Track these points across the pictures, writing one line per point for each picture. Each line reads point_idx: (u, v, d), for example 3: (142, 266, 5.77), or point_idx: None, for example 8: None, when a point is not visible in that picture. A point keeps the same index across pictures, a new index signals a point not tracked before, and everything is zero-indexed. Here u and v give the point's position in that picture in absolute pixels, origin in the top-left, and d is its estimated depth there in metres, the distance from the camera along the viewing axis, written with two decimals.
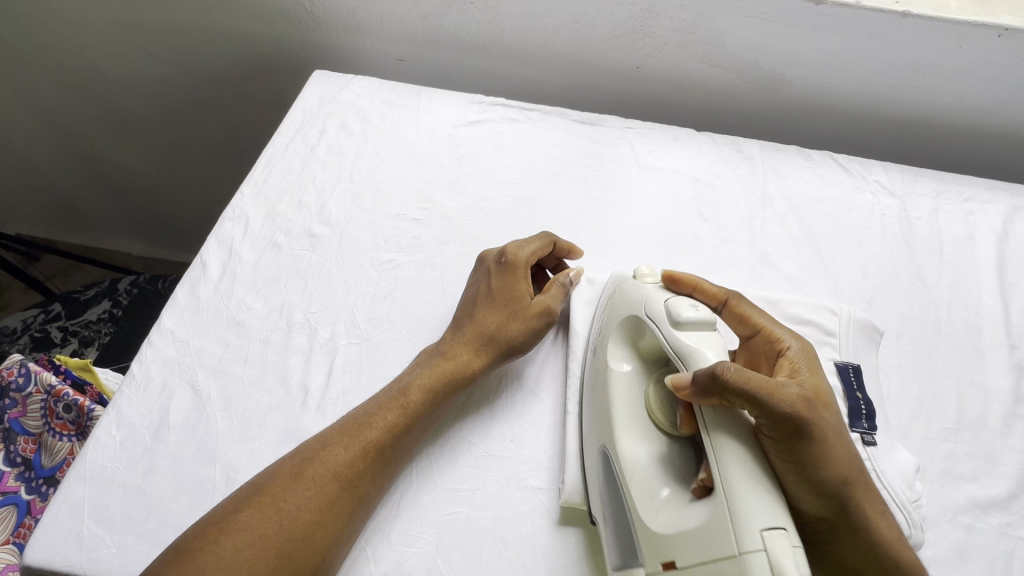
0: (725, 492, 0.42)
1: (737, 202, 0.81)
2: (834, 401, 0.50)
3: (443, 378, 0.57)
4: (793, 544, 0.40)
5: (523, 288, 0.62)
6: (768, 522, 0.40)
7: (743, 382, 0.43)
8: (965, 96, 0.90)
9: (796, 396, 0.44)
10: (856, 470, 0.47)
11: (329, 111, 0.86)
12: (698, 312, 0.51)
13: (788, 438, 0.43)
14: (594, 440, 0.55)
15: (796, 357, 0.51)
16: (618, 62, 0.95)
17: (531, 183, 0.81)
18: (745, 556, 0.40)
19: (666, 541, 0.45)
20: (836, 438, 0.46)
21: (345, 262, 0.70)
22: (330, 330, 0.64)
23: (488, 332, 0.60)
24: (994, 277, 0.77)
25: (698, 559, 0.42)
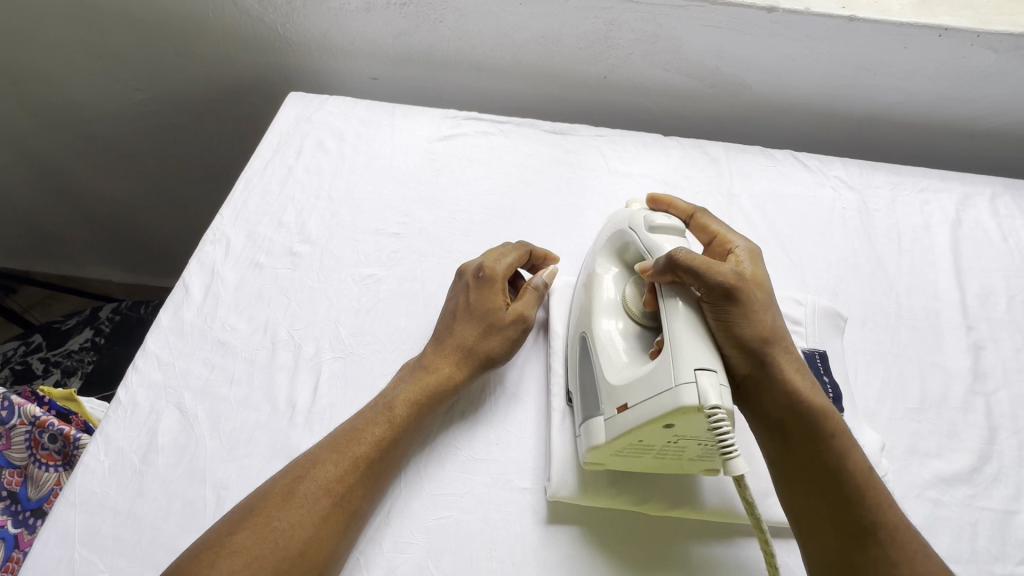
0: (671, 345, 0.49)
1: (704, 203, 0.85)
2: (770, 286, 0.57)
3: (427, 392, 0.58)
4: (719, 382, 0.47)
5: (500, 301, 0.64)
6: (700, 363, 0.48)
7: (689, 258, 0.51)
8: (915, 92, 0.94)
9: (728, 271, 0.52)
10: (781, 337, 0.54)
11: (305, 132, 0.88)
12: (669, 220, 0.59)
13: (717, 302, 0.51)
14: (576, 329, 0.62)
15: (741, 251, 0.59)
16: (586, 73, 0.98)
17: (506, 194, 0.83)
18: (680, 387, 0.47)
19: (620, 388, 0.52)
20: (760, 304, 0.53)
21: (327, 278, 0.72)
22: (315, 345, 0.66)
23: (467, 344, 0.61)
24: (950, 263, 0.81)
25: (643, 396, 0.49)
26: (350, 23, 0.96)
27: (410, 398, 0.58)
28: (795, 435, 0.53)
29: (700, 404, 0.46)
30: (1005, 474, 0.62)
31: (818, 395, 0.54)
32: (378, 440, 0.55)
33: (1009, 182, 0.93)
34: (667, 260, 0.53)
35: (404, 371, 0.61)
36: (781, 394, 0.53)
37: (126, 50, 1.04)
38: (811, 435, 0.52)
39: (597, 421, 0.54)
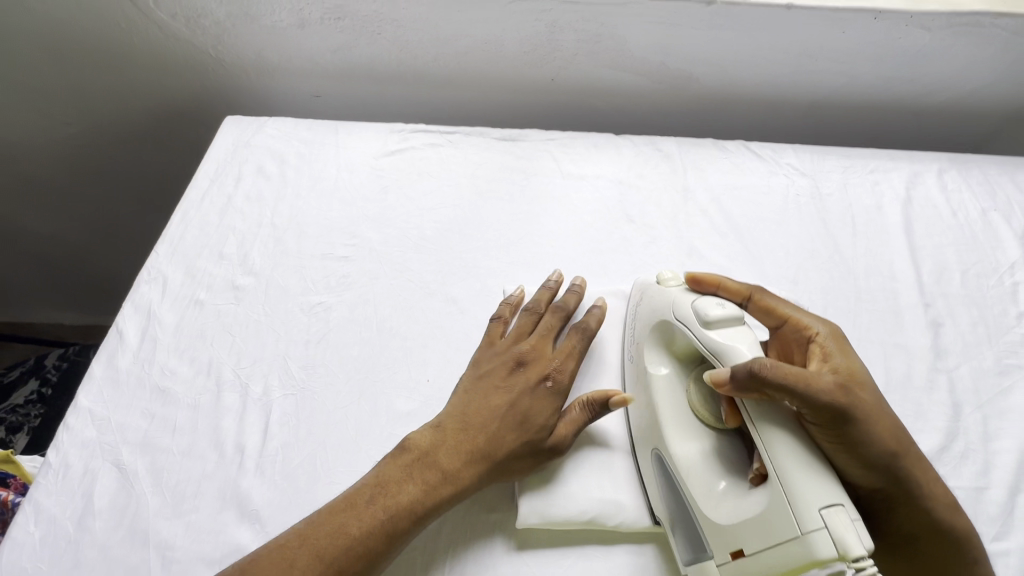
0: (781, 479, 0.41)
1: (660, 200, 0.84)
2: (870, 379, 0.49)
3: (430, 496, 0.49)
4: (852, 518, 0.39)
5: (545, 411, 0.55)
6: (828, 499, 0.40)
7: (781, 373, 0.42)
8: (857, 75, 0.95)
9: (830, 382, 0.43)
10: (903, 441, 0.47)
11: (244, 157, 0.84)
12: (725, 309, 0.50)
13: (829, 419, 0.43)
14: (646, 445, 0.54)
15: (825, 342, 0.50)
16: (533, 77, 0.97)
17: (458, 206, 0.81)
18: (809, 537, 0.39)
19: (730, 529, 0.44)
20: (878, 414, 0.45)
21: (273, 310, 0.68)
22: (263, 384, 0.62)
23: (496, 455, 0.52)
24: (904, 242, 0.82)
25: (765, 547, 0.42)
26: (285, 40, 0.92)
27: (413, 505, 0.49)
28: (930, 541, 0.48)
29: (842, 558, 0.38)
30: (972, 450, 0.63)
31: (939, 494, 0.48)
32: (365, 548, 0.46)
33: (955, 158, 0.95)
34: (753, 373, 0.43)
35: (398, 458, 0.51)
36: (913, 505, 0.47)
37: (50, 84, 0.98)
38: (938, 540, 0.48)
39: (709, 564, 0.46)
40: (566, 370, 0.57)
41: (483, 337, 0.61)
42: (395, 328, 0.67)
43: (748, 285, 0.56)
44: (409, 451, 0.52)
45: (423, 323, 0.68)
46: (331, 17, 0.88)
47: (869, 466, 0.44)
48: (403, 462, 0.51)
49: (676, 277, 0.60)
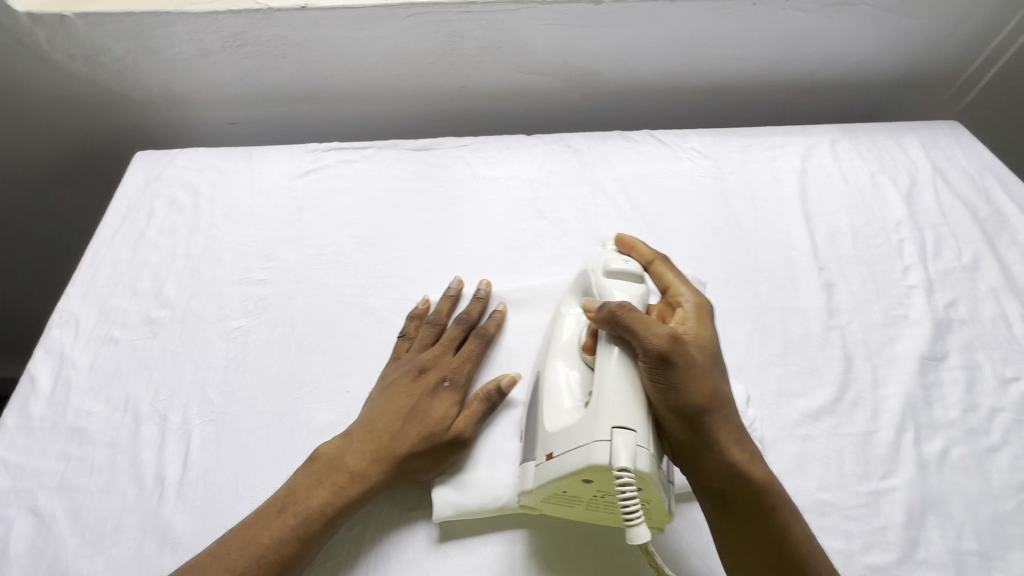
0: (598, 397, 0.47)
1: (570, 194, 0.87)
2: (715, 349, 0.52)
3: (337, 498, 0.52)
4: (639, 443, 0.44)
5: (443, 408, 0.58)
6: (621, 422, 0.45)
7: (628, 313, 0.49)
8: (749, 59, 1.01)
9: (665, 331, 0.48)
10: (723, 407, 0.49)
11: (156, 191, 0.84)
12: (627, 265, 0.57)
13: (654, 364, 0.47)
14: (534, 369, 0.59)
15: (688, 311, 0.54)
16: (443, 86, 0.99)
17: (373, 219, 0.82)
18: (594, 443, 0.45)
19: (551, 434, 0.49)
20: (699, 370, 0.48)
21: (190, 339, 0.69)
22: (181, 414, 0.63)
23: (395, 454, 0.55)
24: (800, 212, 0.87)
25: (565, 448, 0.47)
26: (190, 71, 0.92)
27: (320, 505, 0.52)
28: (749, 517, 0.48)
29: (610, 465, 0.43)
30: (863, 398, 0.67)
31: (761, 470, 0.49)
32: (275, 556, 0.49)
33: (846, 128, 1.01)
34: (606, 307, 0.50)
35: (310, 467, 0.55)
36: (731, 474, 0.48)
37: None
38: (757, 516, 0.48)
39: (529, 465, 0.51)
40: (461, 370, 0.61)
41: (404, 338, 0.66)
42: (313, 344, 0.69)
43: (653, 251, 0.61)
44: (319, 460, 0.55)
45: (342, 336, 0.70)
46: (233, 45, 0.89)
47: (684, 419, 0.47)
48: (313, 470, 0.54)
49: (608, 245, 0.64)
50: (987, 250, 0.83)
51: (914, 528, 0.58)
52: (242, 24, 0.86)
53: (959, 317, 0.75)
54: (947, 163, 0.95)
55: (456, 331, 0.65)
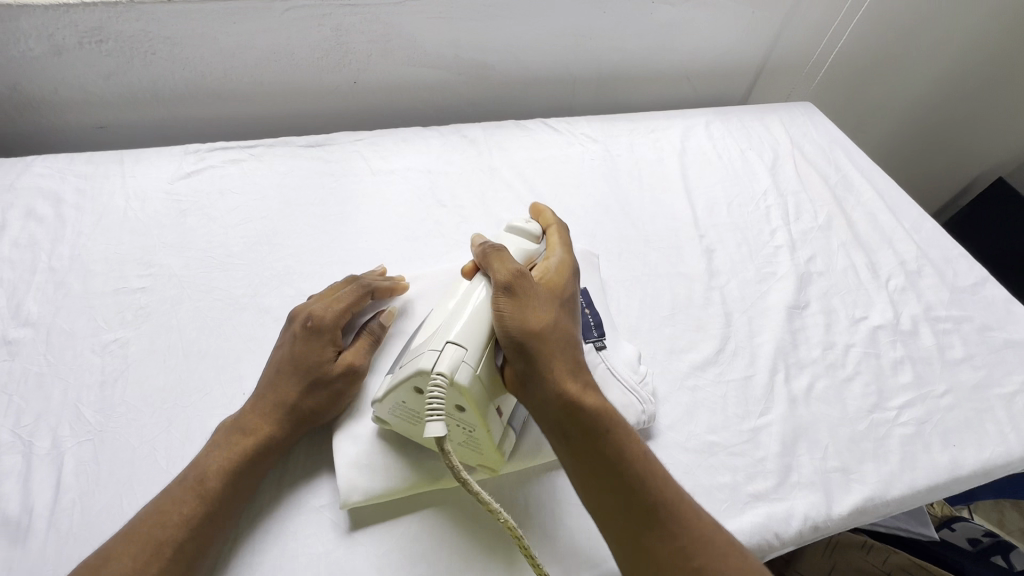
0: (454, 317, 0.54)
1: (469, 181, 0.89)
2: (565, 299, 0.58)
3: (233, 451, 0.54)
4: (465, 360, 0.51)
5: (318, 350, 0.58)
6: (460, 339, 0.52)
7: (489, 251, 0.58)
8: (628, 50, 1.08)
9: (513, 269, 0.56)
10: (565, 346, 0.53)
11: (8, 202, 0.76)
12: (528, 224, 0.64)
13: (498, 298, 0.54)
14: None
15: (549, 260, 0.61)
16: (333, 82, 0.97)
17: (266, 218, 0.79)
18: (428, 351, 0.52)
19: (412, 348, 0.56)
20: (536, 301, 0.54)
21: (58, 358, 0.63)
22: (51, 437, 0.57)
23: (266, 384, 0.58)
24: (681, 187, 0.94)
25: (411, 356, 0.54)
26: (42, 71, 0.84)
27: (217, 463, 0.53)
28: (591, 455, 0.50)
29: (430, 369, 0.50)
30: (741, 347, 0.74)
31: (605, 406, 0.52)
32: (179, 515, 0.50)
33: (718, 111, 1.11)
34: (483, 246, 0.59)
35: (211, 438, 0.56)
36: (574, 412, 0.51)
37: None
38: (590, 433, 0.50)
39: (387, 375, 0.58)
40: (326, 312, 0.60)
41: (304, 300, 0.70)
42: (204, 349, 0.65)
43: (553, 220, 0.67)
44: (218, 429, 0.57)
45: (235, 338, 0.67)
46: (91, 41, 0.82)
47: (518, 347, 0.52)
48: (214, 439, 0.56)
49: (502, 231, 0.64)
50: (837, 210, 0.94)
51: (788, 455, 0.65)
52: (100, 19, 0.80)
53: (817, 270, 0.85)
54: (803, 138, 1.07)
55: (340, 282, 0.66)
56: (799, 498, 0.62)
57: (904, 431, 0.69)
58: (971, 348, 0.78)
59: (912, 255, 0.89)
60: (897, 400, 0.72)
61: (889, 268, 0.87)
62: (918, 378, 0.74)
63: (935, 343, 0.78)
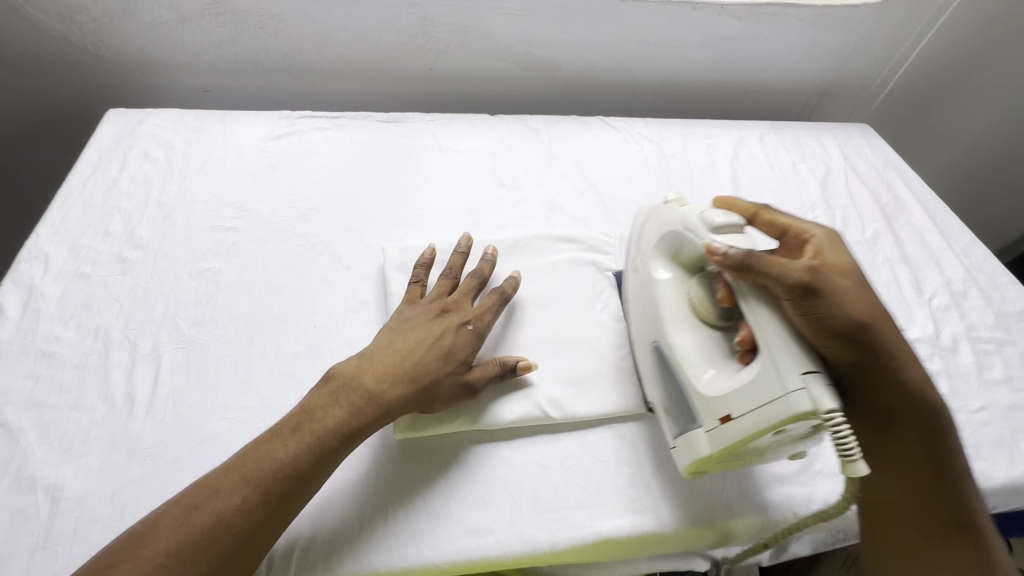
0: (769, 358, 0.53)
1: (528, 166, 0.95)
2: (856, 269, 0.58)
3: (357, 417, 0.56)
4: (823, 383, 0.51)
5: (462, 307, 0.66)
6: (807, 368, 0.51)
7: (764, 260, 0.55)
8: (691, 61, 1.13)
9: (802, 268, 0.54)
10: (876, 311, 0.57)
11: (129, 144, 0.86)
12: (727, 217, 0.61)
13: (801, 305, 0.54)
14: (648, 338, 0.66)
15: (821, 241, 0.59)
16: (413, 67, 1.06)
17: (344, 180, 0.88)
18: (793, 393, 0.50)
19: (720, 400, 0.56)
20: (843, 293, 0.55)
21: (162, 277, 0.72)
22: (152, 341, 0.66)
23: (394, 346, 0.61)
24: (731, 191, 0.98)
25: (744, 408, 0.53)
26: (165, 36, 0.96)
27: (339, 424, 0.55)
28: (902, 412, 0.58)
29: (816, 410, 0.50)
30: None
31: (916, 369, 0.58)
32: (294, 465, 0.52)
33: (774, 124, 1.13)
34: (735, 258, 0.56)
35: (324, 388, 0.58)
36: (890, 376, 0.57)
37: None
38: (915, 425, 0.58)
39: (697, 433, 0.58)
40: (471, 281, 0.69)
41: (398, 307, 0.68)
42: (283, 285, 0.73)
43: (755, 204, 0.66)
44: (333, 382, 0.58)
45: (311, 279, 0.74)
46: (211, 12, 0.93)
47: (844, 342, 0.54)
48: (329, 389, 0.58)
49: (681, 199, 0.68)
50: (885, 228, 0.95)
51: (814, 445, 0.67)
52: None
53: None
54: (857, 157, 1.08)
55: (456, 258, 0.72)
56: (821, 485, 0.64)
57: None
58: (1012, 370, 0.78)
59: (959, 276, 0.89)
60: None
61: (934, 286, 0.87)
62: (953, 392, 0.75)
63: (975, 362, 0.78)
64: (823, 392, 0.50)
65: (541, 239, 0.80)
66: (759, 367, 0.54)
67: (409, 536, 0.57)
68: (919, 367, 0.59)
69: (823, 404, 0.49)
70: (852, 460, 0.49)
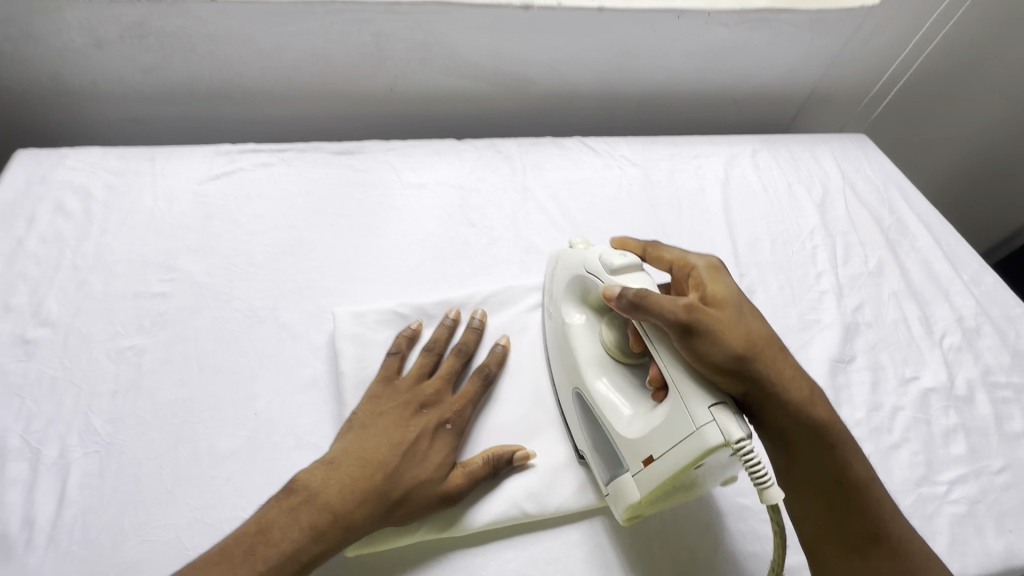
0: (678, 392, 0.50)
1: (500, 201, 0.85)
2: (735, 298, 0.56)
3: (318, 544, 0.48)
4: (734, 414, 0.48)
5: (442, 403, 0.58)
6: (713, 400, 0.48)
7: (648, 296, 0.51)
8: (676, 71, 1.04)
9: (682, 304, 0.51)
10: (755, 338, 0.53)
11: (39, 195, 0.75)
12: (627, 257, 0.57)
13: (686, 340, 0.50)
14: (567, 384, 0.61)
15: (700, 272, 0.58)
16: (370, 88, 0.95)
17: (291, 227, 0.77)
18: (703, 426, 0.47)
19: (639, 441, 0.52)
20: (722, 323, 0.52)
21: (73, 362, 0.62)
22: (59, 446, 0.56)
23: (362, 452, 0.53)
24: (723, 220, 0.89)
25: (663, 448, 0.50)
26: (81, 63, 0.84)
27: (296, 550, 0.47)
28: (800, 438, 0.54)
29: (726, 442, 0.46)
30: None
31: (806, 390, 0.54)
32: None
33: (766, 138, 1.05)
34: (626, 298, 0.52)
35: (283, 500, 0.49)
36: (781, 400, 0.53)
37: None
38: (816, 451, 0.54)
39: (625, 477, 0.54)
40: (453, 364, 0.61)
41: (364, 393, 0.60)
42: (218, 363, 0.64)
43: (644, 242, 0.66)
44: (294, 492, 0.50)
45: (251, 353, 0.65)
46: (132, 35, 0.82)
47: (730, 374, 0.50)
48: (285, 501, 0.49)
49: (585, 241, 0.65)
50: (889, 256, 0.88)
51: None
52: (141, 13, 0.79)
53: (865, 321, 0.80)
54: (856, 174, 1.01)
55: (441, 332, 0.64)
56: None
57: (955, 510, 0.63)
58: None
59: (971, 311, 0.82)
60: (947, 473, 0.66)
61: (945, 323, 0.80)
62: (973, 451, 0.68)
63: (993, 413, 0.72)
64: (731, 421, 0.47)
65: (514, 291, 0.71)
66: (670, 405, 0.50)
67: None
68: (810, 385, 0.55)
69: (732, 437, 0.46)
70: (767, 486, 0.46)
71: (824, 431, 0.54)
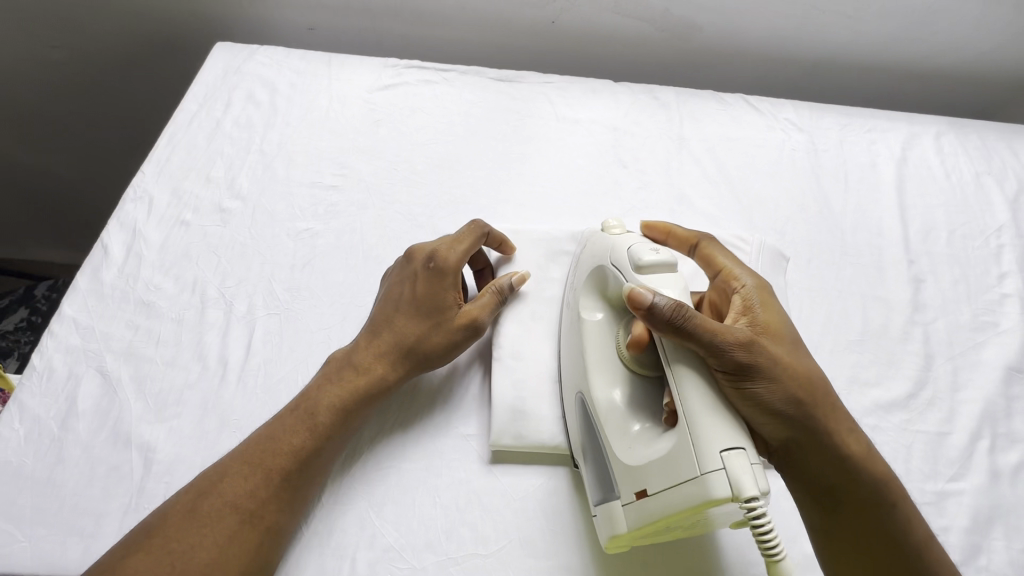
0: (690, 426, 0.42)
1: (654, 147, 0.83)
2: (785, 330, 0.52)
3: (349, 395, 0.53)
4: (753, 462, 0.40)
5: (406, 273, 0.59)
6: (727, 442, 0.40)
7: (697, 318, 0.44)
8: (862, 34, 0.94)
9: (737, 335, 0.45)
10: (804, 380, 0.48)
11: (235, 83, 0.82)
12: (659, 254, 0.50)
13: (728, 380, 0.45)
14: (572, 389, 0.55)
15: (750, 293, 0.53)
16: (534, 18, 0.94)
17: (450, 143, 0.80)
18: (711, 473, 0.40)
19: (637, 471, 0.45)
20: (778, 360, 0.47)
21: (260, 234, 0.68)
22: (247, 303, 0.63)
23: (375, 319, 0.57)
24: (894, 202, 0.82)
25: (663, 479, 0.43)
26: None
27: (335, 401, 0.52)
28: (846, 493, 0.49)
29: (735, 497, 0.39)
30: (939, 399, 0.64)
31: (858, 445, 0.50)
32: (276, 474, 0.48)
33: (954, 121, 0.93)
34: (662, 311, 0.44)
35: (320, 372, 0.55)
36: (821, 452, 0.49)
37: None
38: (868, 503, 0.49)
39: (615, 505, 0.48)
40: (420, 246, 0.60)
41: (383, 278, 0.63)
42: (381, 257, 0.68)
43: (694, 234, 0.61)
44: (329, 364, 0.55)
45: None
46: None
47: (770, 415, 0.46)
48: (324, 371, 0.55)
49: (621, 225, 0.57)
50: None
51: (979, 534, 0.56)
52: None
53: None
54: None
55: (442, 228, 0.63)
56: None
57: None
58: None
59: None
60: None
61: None
62: None
63: None
64: (746, 475, 0.39)
65: None
66: (677, 437, 0.43)
67: (499, 560, 0.50)
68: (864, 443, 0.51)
69: (744, 495, 0.39)
70: (778, 559, 0.40)
71: (877, 485, 0.50)
